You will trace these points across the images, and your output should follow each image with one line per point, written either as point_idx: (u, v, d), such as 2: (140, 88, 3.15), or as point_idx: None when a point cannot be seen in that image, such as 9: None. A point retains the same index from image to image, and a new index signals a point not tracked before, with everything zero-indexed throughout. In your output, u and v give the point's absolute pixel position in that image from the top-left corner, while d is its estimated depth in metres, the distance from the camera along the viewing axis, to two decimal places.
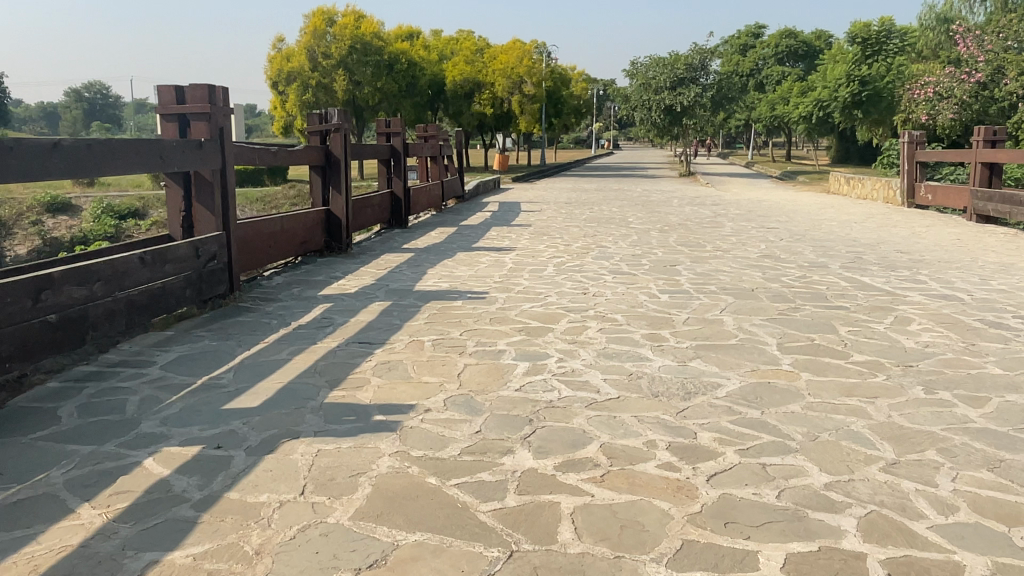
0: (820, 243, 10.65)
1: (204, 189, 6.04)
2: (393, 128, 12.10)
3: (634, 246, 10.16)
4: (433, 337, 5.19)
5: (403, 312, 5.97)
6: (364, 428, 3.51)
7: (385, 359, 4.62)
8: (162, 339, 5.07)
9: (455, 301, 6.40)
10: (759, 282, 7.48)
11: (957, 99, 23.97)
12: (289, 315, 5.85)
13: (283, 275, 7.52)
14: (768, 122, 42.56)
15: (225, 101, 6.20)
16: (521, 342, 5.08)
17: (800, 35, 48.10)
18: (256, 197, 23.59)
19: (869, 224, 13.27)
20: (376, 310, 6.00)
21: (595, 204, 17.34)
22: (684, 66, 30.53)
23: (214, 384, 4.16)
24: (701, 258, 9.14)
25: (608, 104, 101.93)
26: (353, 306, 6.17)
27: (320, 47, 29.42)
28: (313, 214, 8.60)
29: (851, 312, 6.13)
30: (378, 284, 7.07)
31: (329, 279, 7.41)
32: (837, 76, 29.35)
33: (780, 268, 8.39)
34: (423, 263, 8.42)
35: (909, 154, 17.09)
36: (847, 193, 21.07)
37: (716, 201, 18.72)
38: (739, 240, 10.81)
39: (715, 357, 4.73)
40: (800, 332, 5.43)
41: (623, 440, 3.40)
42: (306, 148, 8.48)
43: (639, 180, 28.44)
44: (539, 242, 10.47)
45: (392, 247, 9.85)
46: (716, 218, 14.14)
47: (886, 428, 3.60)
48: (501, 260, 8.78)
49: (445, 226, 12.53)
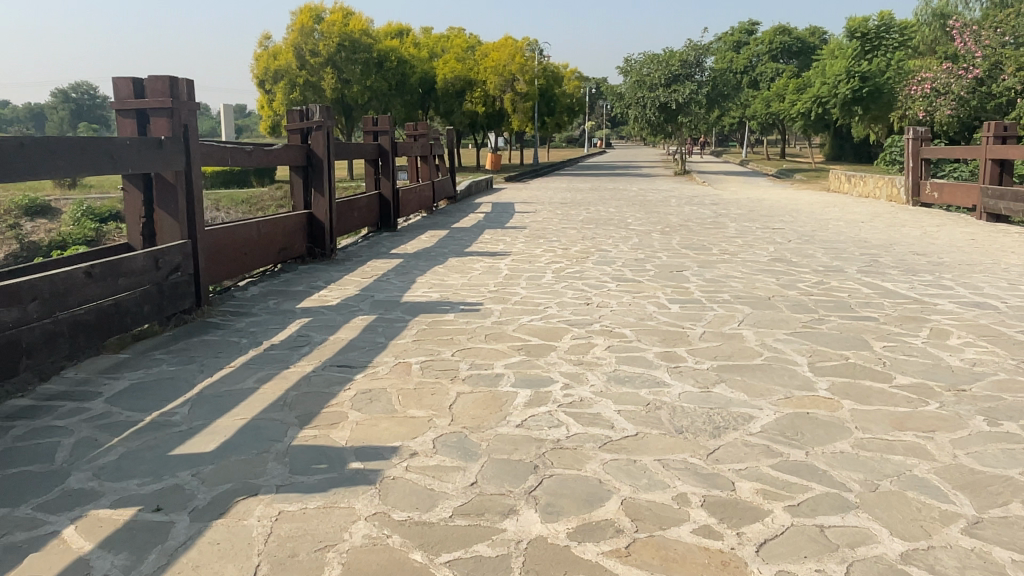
0: (830, 245, 10.11)
1: (166, 193, 5.43)
2: (380, 126, 11.48)
3: (636, 250, 9.61)
4: (421, 359, 4.61)
5: (389, 328, 5.39)
6: (336, 480, 2.94)
7: (366, 387, 4.03)
8: (114, 364, 4.49)
9: (446, 315, 5.82)
10: (775, 289, 6.95)
11: (955, 95, 23.50)
12: (262, 332, 5.26)
13: (260, 285, 6.93)
14: (764, 119, 42.11)
15: (190, 94, 5.59)
16: (520, 365, 4.51)
17: (794, 32, 47.87)
18: (241, 199, 22.93)
19: (877, 225, 12.80)
20: (359, 326, 5.43)
21: (591, 205, 16.79)
22: (679, 62, 29.94)
23: (165, 423, 3.57)
24: (709, 261, 8.61)
25: (600, 103, 101.68)
26: (335, 322, 5.59)
27: (307, 45, 28.49)
28: (293, 219, 8.02)
29: (880, 324, 5.60)
30: (363, 295, 6.49)
31: (310, 289, 6.82)
32: (837, 73, 28.66)
33: (793, 273, 7.87)
34: (412, 271, 7.85)
35: (913, 151, 16.62)
36: (847, 191, 20.59)
37: (715, 200, 18.23)
38: (745, 242, 10.29)
39: (743, 382, 4.18)
40: (831, 349, 4.87)
41: (647, 493, 2.82)
42: (285, 148, 7.86)
43: (633, 180, 27.91)
44: (536, 245, 9.92)
45: (380, 252, 9.27)
46: (718, 219, 13.64)
47: (955, 472, 3.04)
48: (495, 266, 8.22)
49: (437, 229, 11.98)
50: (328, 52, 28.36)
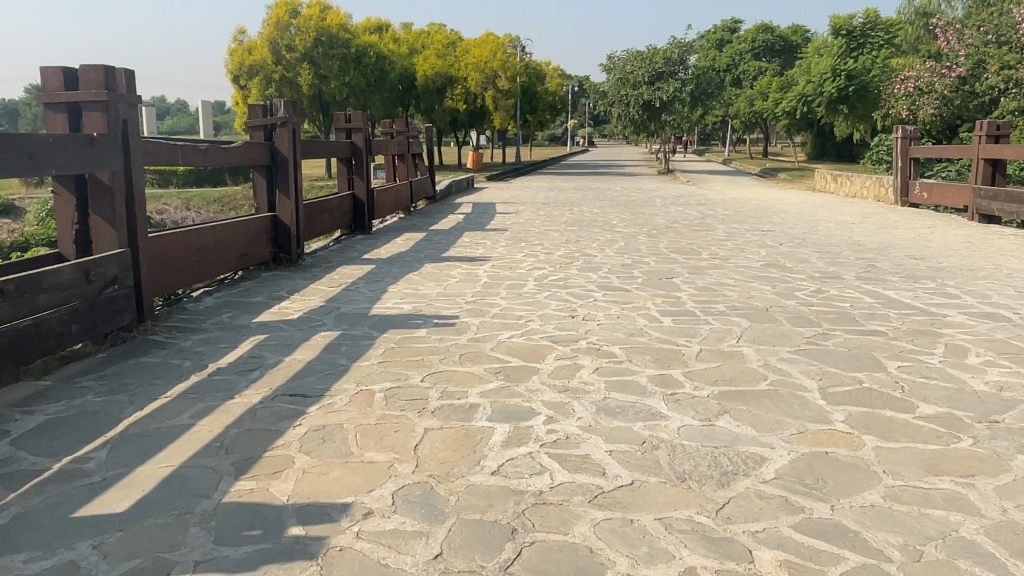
0: (824, 248, 9.71)
1: (102, 195, 4.84)
2: (354, 123, 10.88)
3: (622, 254, 9.15)
4: (386, 385, 4.07)
5: (352, 346, 4.84)
6: (269, 553, 2.40)
7: (320, 423, 3.49)
8: (32, 395, 3.92)
9: (417, 331, 5.28)
10: (772, 298, 6.51)
11: (938, 94, 23.34)
12: (210, 353, 4.70)
13: (216, 296, 6.35)
14: (747, 117, 41.90)
15: (129, 86, 5.02)
16: (498, 392, 3.99)
17: (776, 30, 47.80)
18: (213, 198, 22.21)
19: (867, 226, 12.45)
20: (321, 344, 4.88)
21: (574, 205, 16.30)
22: (663, 60, 29.55)
23: (76, 472, 3.02)
24: (700, 267, 8.16)
25: (583, 101, 101.35)
26: (295, 339, 5.04)
27: (283, 40, 27.81)
28: (256, 222, 7.44)
29: (890, 340, 5.16)
30: (327, 308, 5.94)
31: (269, 300, 6.25)
32: (822, 71, 28.33)
33: (790, 280, 7.44)
34: (384, 278, 7.30)
35: (903, 150, 16.31)
36: (834, 191, 20.29)
37: (700, 200, 17.87)
38: (735, 246, 9.86)
39: (748, 413, 3.70)
40: (842, 370, 4.41)
41: (649, 567, 2.33)
42: (247, 145, 7.27)
43: (617, 179, 27.51)
44: (517, 249, 9.41)
45: (352, 258, 8.70)
46: (705, 220, 13.24)
47: (1010, 533, 2.57)
48: (473, 273, 7.70)
49: (414, 231, 11.44)
50: (304, 47, 27.66)
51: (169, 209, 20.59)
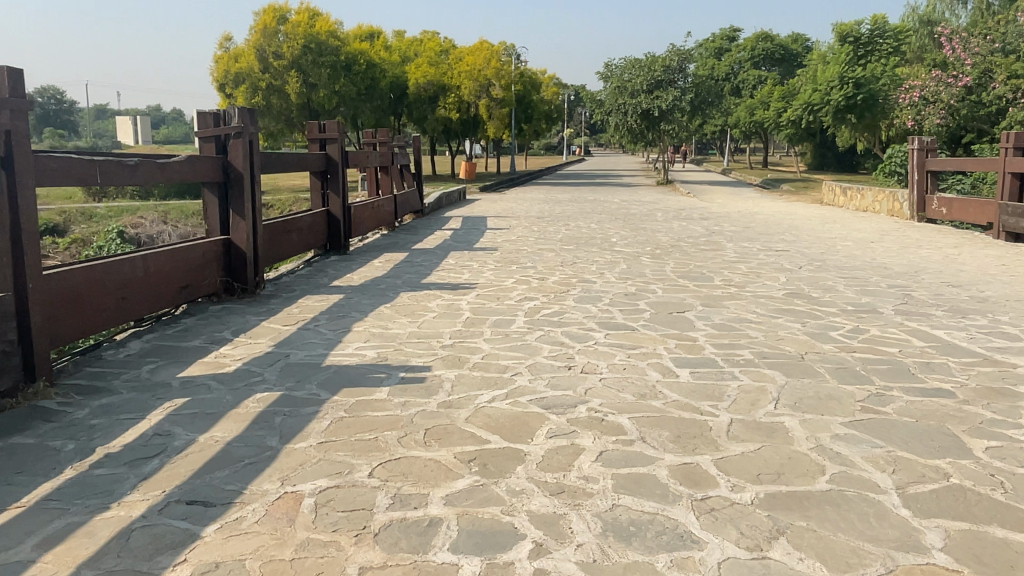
0: (849, 274, 8.78)
1: None
2: (329, 133, 9.82)
3: (626, 279, 8.18)
4: (321, 482, 3.05)
5: (290, 417, 3.81)
6: None
7: (212, 561, 2.47)
8: None
9: (377, 390, 4.26)
10: (805, 342, 5.51)
11: (944, 103, 22.52)
12: (104, 428, 3.66)
13: (145, 339, 5.31)
14: (746, 128, 41.09)
15: (15, 89, 4.00)
16: (470, 495, 2.97)
17: (776, 39, 47.23)
18: (192, 211, 21.14)
19: (887, 245, 11.54)
20: (252, 413, 3.84)
21: (571, 219, 15.35)
22: (662, 68, 28.72)
23: None
24: (715, 298, 7.17)
25: (579, 109, 101.01)
26: (222, 404, 4.00)
27: (270, 47, 26.91)
28: (202, 247, 6.41)
29: (964, 404, 4.16)
30: (273, 356, 4.90)
31: (208, 344, 5.22)
32: (829, 79, 27.09)
33: (819, 316, 6.47)
34: (350, 313, 6.30)
35: (919, 162, 15.48)
36: (843, 205, 19.39)
37: (704, 214, 16.99)
38: (750, 269, 8.91)
39: (814, 536, 2.69)
40: (918, 457, 3.41)
41: None
42: (193, 159, 6.22)
43: (616, 190, 26.60)
44: (507, 274, 8.41)
45: (318, 285, 7.68)
46: (711, 237, 12.31)
47: None
48: (455, 305, 6.69)
49: (395, 251, 10.44)
50: (293, 55, 26.76)
51: (144, 223, 19.53)
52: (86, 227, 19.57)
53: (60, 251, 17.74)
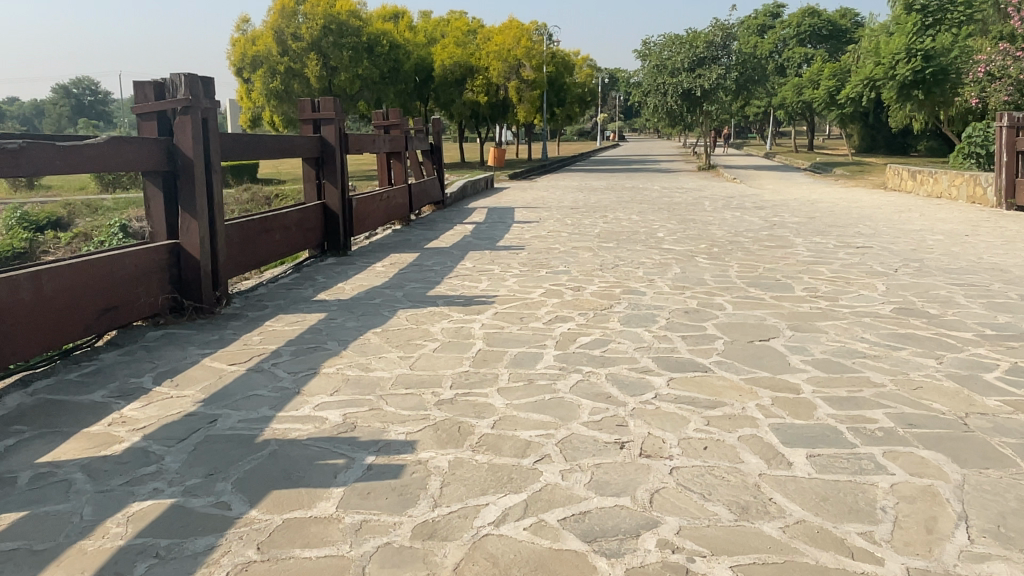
0: (962, 280, 7.03)
1: None
2: (321, 112, 8.35)
3: (682, 288, 6.57)
4: None
5: (162, 563, 2.29)
6: None
7: None
8: None
9: (322, 497, 2.71)
10: (956, 395, 3.83)
11: (1012, 78, 19.90)
12: None
13: (29, 393, 3.83)
14: (791, 110, 38.71)
15: None
16: None
17: (824, 14, 44.69)
18: None
19: (986, 240, 9.67)
20: (103, 555, 2.33)
21: (608, 210, 13.70)
22: (704, 44, 26.63)
23: None
24: (805, 317, 5.48)
25: (613, 93, 98.61)
26: (69, 528, 2.49)
27: (289, 28, 25.44)
28: (135, 256, 4.93)
29: None
30: (189, 425, 3.39)
31: (110, 400, 3.72)
32: (894, 51, 24.49)
33: (954, 347, 4.75)
34: (324, 343, 4.77)
35: (1007, 141, 13.50)
36: (913, 190, 17.34)
37: (757, 202, 15.17)
38: (835, 274, 7.18)
39: None
40: None
41: None
42: (120, 141, 4.75)
43: (653, 176, 24.75)
44: (534, 282, 6.82)
45: (298, 298, 6.17)
46: (774, 230, 10.55)
47: None
48: (463, 329, 5.13)
49: (404, 250, 8.94)
50: (312, 36, 25.37)
51: None
52: (91, 220, 18.46)
53: (61, 246, 16.66)
